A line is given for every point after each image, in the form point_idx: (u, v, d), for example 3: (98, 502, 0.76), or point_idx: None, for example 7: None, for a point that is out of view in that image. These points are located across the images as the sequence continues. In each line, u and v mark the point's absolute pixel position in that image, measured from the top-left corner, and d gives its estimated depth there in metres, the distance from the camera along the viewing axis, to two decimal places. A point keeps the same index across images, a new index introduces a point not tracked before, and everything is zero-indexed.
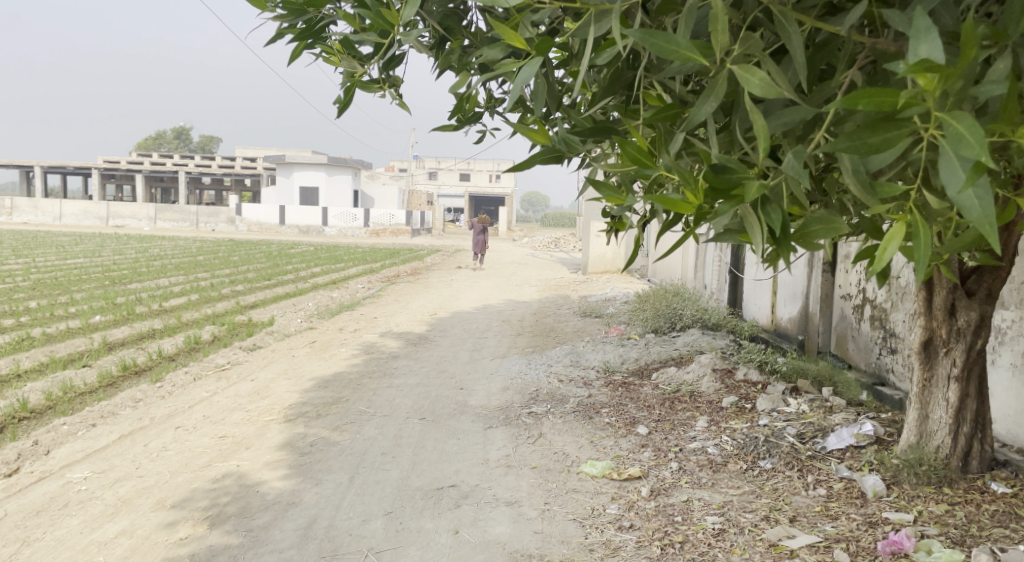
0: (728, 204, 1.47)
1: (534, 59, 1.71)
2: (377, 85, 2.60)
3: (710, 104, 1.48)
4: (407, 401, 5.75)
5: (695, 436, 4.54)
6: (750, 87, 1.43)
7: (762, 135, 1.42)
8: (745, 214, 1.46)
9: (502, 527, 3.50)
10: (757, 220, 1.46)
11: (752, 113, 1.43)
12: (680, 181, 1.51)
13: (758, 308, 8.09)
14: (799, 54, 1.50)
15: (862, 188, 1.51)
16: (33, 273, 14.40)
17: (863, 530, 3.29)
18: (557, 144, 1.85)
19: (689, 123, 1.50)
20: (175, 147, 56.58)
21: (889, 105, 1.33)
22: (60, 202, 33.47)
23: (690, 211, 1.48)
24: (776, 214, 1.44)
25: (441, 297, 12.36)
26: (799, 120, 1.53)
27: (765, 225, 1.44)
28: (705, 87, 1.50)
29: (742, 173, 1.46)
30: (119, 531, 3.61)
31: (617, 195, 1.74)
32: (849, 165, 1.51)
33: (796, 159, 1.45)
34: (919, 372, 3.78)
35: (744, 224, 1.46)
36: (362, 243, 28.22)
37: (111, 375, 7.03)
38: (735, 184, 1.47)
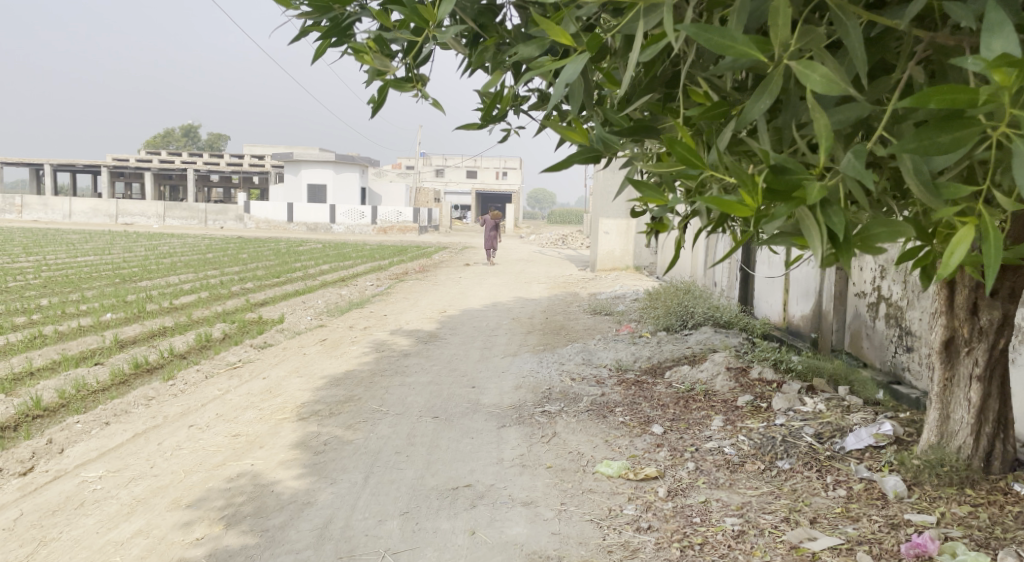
0: (787, 206, 1.42)
1: (579, 57, 1.67)
2: (408, 83, 2.57)
3: (764, 102, 1.46)
4: (419, 399, 5.72)
5: (710, 435, 4.50)
6: (812, 84, 1.39)
7: (825, 133, 1.39)
8: (803, 217, 1.41)
9: (519, 528, 3.48)
10: (816, 222, 1.40)
11: (814, 110, 1.41)
12: (736, 182, 1.43)
13: (770, 305, 8.04)
14: (858, 50, 1.46)
15: (925, 189, 1.47)
16: (44, 271, 14.44)
17: (885, 532, 3.25)
18: (595, 143, 1.82)
19: (742, 123, 1.48)
20: (183, 145, 56.63)
21: (962, 102, 1.31)
22: (69, 200, 33.61)
23: (748, 214, 1.41)
24: (839, 216, 1.39)
25: (450, 295, 12.34)
26: (853, 119, 1.50)
27: (825, 228, 1.38)
28: (758, 86, 1.47)
29: (801, 174, 1.41)
30: (136, 531, 3.60)
31: (659, 196, 1.70)
32: (910, 165, 1.48)
33: (855, 157, 1.40)
34: (940, 372, 3.74)
35: (801, 227, 1.41)
36: (369, 240, 28.21)
37: (123, 373, 7.04)
38: (795, 186, 1.42)
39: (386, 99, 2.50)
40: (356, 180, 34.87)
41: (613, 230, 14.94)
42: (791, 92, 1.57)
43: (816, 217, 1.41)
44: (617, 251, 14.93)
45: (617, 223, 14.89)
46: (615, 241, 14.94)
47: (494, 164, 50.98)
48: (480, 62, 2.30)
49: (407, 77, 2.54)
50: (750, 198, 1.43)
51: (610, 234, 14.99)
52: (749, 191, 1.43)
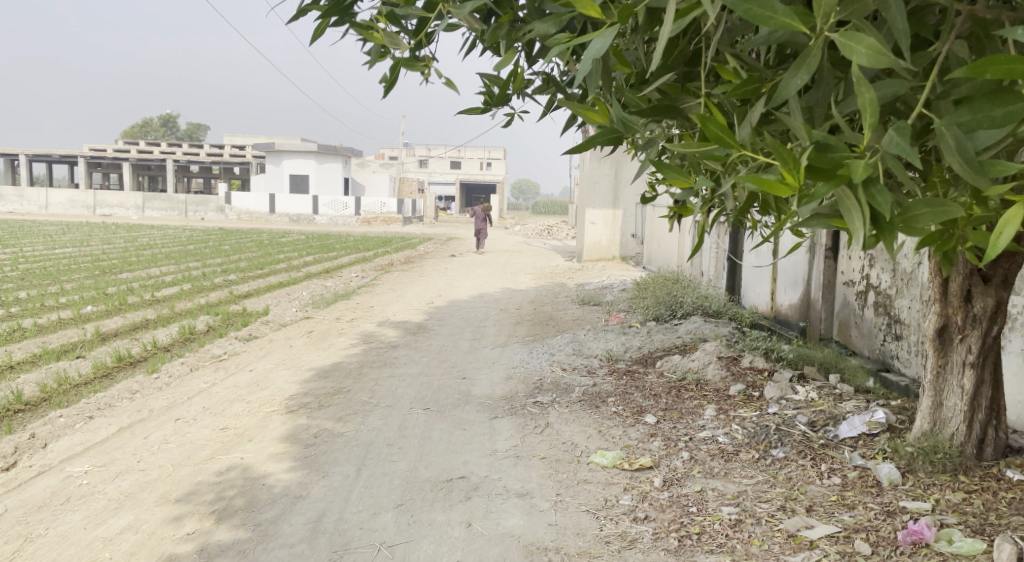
0: (829, 184, 1.37)
1: (606, 30, 1.58)
2: (420, 62, 2.53)
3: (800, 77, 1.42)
4: (410, 391, 5.68)
5: (704, 425, 4.49)
6: (857, 57, 1.36)
7: (869, 107, 1.35)
8: (843, 197, 1.37)
9: (516, 519, 3.45)
10: (857, 202, 1.36)
11: (859, 85, 1.36)
12: (776, 161, 1.40)
13: (758, 294, 8.05)
14: (899, 24, 1.44)
15: (969, 167, 1.41)
16: (22, 263, 14.25)
17: (881, 520, 3.25)
18: (615, 125, 1.77)
19: (778, 98, 1.44)
20: (162, 135, 55.96)
21: (1017, 72, 1.29)
22: (46, 191, 33.21)
23: (788, 192, 1.39)
24: (883, 195, 1.35)
25: (436, 286, 12.29)
26: (891, 95, 1.49)
27: (867, 207, 1.34)
28: (794, 61, 1.44)
29: (843, 152, 1.38)
30: (124, 526, 3.54)
31: (683, 177, 1.69)
32: (951, 142, 1.43)
33: (898, 135, 1.36)
34: (933, 359, 3.73)
35: (841, 208, 1.37)
36: (353, 232, 28.06)
37: (105, 366, 6.94)
38: (837, 164, 1.38)
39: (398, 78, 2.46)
40: (338, 171, 34.63)
41: (599, 220, 14.91)
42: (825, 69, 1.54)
43: (857, 198, 1.36)
44: (603, 242, 14.92)
45: (603, 213, 14.86)
46: (601, 231, 14.92)
47: (477, 155, 50.80)
48: (494, 41, 2.22)
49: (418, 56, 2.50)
50: (792, 176, 1.40)
51: (596, 224, 14.96)
52: (791, 169, 1.40)
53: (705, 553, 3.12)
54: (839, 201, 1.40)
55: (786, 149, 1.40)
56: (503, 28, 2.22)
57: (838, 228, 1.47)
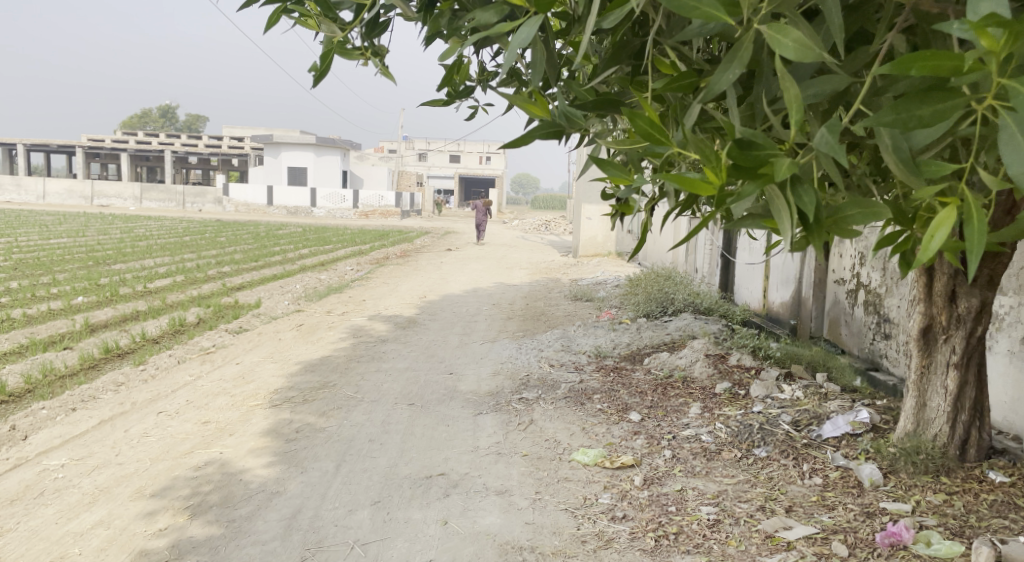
0: (755, 184, 1.32)
1: (532, 18, 1.59)
2: (357, 52, 2.52)
3: (733, 71, 1.38)
4: (396, 386, 5.64)
5: (688, 423, 4.45)
6: (783, 50, 1.31)
7: (795, 103, 1.30)
8: (773, 196, 1.31)
9: (492, 517, 3.42)
10: (786, 202, 1.31)
11: (784, 80, 1.31)
12: (700, 159, 1.38)
13: (750, 292, 8.02)
14: (834, 17, 1.40)
15: (904, 167, 1.40)
16: (16, 252, 14.18)
17: (860, 521, 3.22)
18: (557, 119, 1.72)
19: (710, 94, 1.41)
20: (161, 126, 55.84)
21: (946, 69, 1.24)
22: (43, 181, 33.12)
23: (712, 192, 1.36)
24: (810, 196, 1.29)
25: (431, 280, 12.25)
26: (829, 91, 1.44)
27: (797, 209, 1.29)
28: (727, 53, 1.40)
29: (770, 149, 1.31)
30: (96, 522, 3.50)
31: (623, 174, 1.67)
32: (888, 141, 1.41)
33: (829, 132, 1.31)
34: (917, 359, 3.70)
35: (770, 208, 1.31)
36: (351, 225, 28.00)
37: (92, 358, 6.90)
38: (763, 162, 1.32)
39: (330, 66, 2.36)
40: (337, 164, 34.55)
41: (596, 215, 14.90)
42: (765, 63, 1.51)
43: (786, 197, 1.31)
44: (599, 237, 14.90)
45: (600, 209, 14.84)
46: (597, 227, 14.90)
47: (477, 148, 50.72)
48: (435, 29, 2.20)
49: (356, 46, 2.48)
50: (714, 174, 1.37)
51: (592, 219, 14.95)
52: (713, 166, 1.37)
53: (682, 554, 3.08)
54: (769, 201, 1.34)
55: (710, 147, 1.38)
56: (444, 17, 2.19)
57: (771, 228, 1.43)
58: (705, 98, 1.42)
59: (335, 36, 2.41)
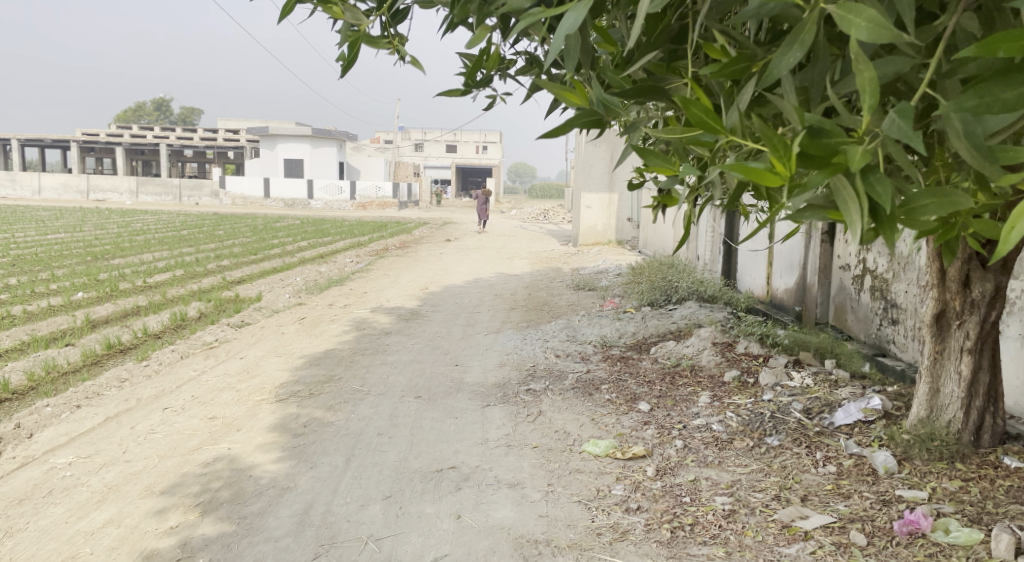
0: (822, 173, 1.28)
1: (581, 2, 1.52)
2: (383, 40, 2.46)
3: (795, 55, 1.36)
4: (401, 378, 5.61)
5: (698, 412, 4.43)
6: (857, 31, 1.28)
7: (869, 86, 1.26)
8: (838, 186, 1.29)
9: (506, 510, 3.39)
10: (855, 192, 1.27)
11: (857, 62, 1.28)
12: (767, 148, 1.29)
13: (754, 279, 7.99)
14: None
15: (977, 153, 1.35)
16: (14, 248, 14.13)
17: (877, 509, 3.20)
18: (595, 107, 1.69)
19: (769, 79, 1.38)
20: (155, 119, 55.61)
21: None
22: (38, 176, 32.98)
23: (781, 183, 1.28)
24: (885, 185, 1.26)
25: (431, 271, 12.20)
26: (893, 73, 1.41)
27: (866, 198, 1.25)
28: (788, 36, 1.37)
29: (841, 137, 1.28)
30: (107, 520, 3.48)
31: (668, 165, 1.63)
32: (959, 126, 1.36)
33: (901, 117, 1.26)
34: (930, 345, 3.67)
35: (836, 198, 1.28)
36: (349, 216, 27.92)
37: (94, 354, 6.87)
38: (834, 150, 1.29)
39: (358, 55, 2.29)
40: (333, 155, 34.45)
41: (595, 204, 14.84)
42: (819, 47, 1.49)
43: (854, 186, 1.28)
44: (598, 226, 14.86)
45: (599, 197, 14.78)
46: (597, 215, 14.86)
47: (473, 138, 50.58)
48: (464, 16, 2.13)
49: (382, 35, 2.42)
50: (782, 164, 1.28)
51: (592, 208, 14.90)
52: (781, 156, 1.29)
53: (699, 545, 3.06)
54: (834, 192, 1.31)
55: (775, 134, 1.29)
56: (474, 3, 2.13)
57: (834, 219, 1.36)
58: (763, 83, 1.40)
59: (361, 24, 2.35)
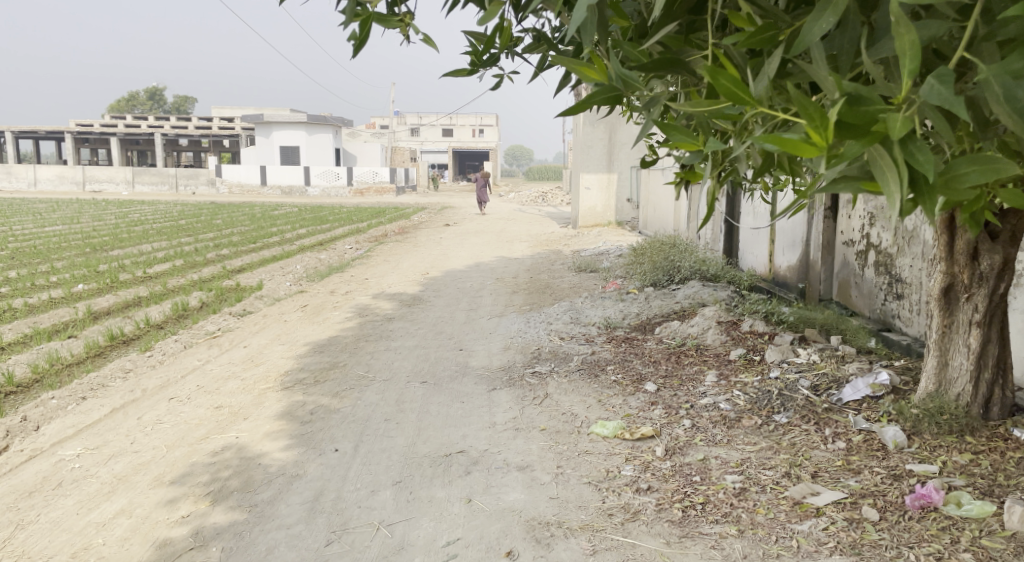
0: (860, 142, 1.25)
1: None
2: (397, 19, 2.45)
3: (827, 20, 1.35)
4: (406, 364, 5.60)
5: (705, 391, 4.42)
6: None
7: (910, 49, 1.23)
8: (875, 155, 1.25)
9: (516, 493, 3.39)
10: (893, 161, 1.24)
11: (898, 25, 1.25)
12: (802, 118, 1.27)
13: (756, 256, 7.96)
14: None
15: (1018, 117, 1.29)
16: (12, 241, 14.11)
17: (888, 484, 3.20)
18: (615, 82, 1.66)
19: (800, 46, 1.36)
20: (151, 109, 55.48)
21: None
22: (34, 168, 32.89)
23: (819, 153, 1.26)
24: (925, 153, 1.22)
25: (431, 256, 12.17)
26: (927, 38, 1.38)
27: (904, 167, 1.22)
28: (819, 2, 1.36)
29: (879, 105, 1.25)
30: (118, 511, 3.48)
31: (689, 139, 1.61)
32: (998, 90, 1.31)
33: (939, 83, 1.23)
34: (938, 318, 3.67)
35: (873, 167, 1.25)
36: (346, 203, 27.80)
37: (98, 346, 6.86)
38: (872, 118, 1.25)
39: (368, 34, 2.27)
40: (329, 142, 34.32)
41: (594, 185, 14.78)
42: (850, 13, 1.47)
43: (893, 155, 1.24)
44: (598, 207, 14.81)
45: (598, 178, 14.72)
46: (596, 197, 14.81)
47: (469, 121, 50.36)
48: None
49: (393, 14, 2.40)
50: (819, 135, 1.27)
51: (591, 189, 14.84)
52: (817, 126, 1.27)
53: (710, 523, 3.06)
54: (870, 162, 1.27)
55: (812, 104, 1.27)
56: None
57: (870, 190, 1.33)
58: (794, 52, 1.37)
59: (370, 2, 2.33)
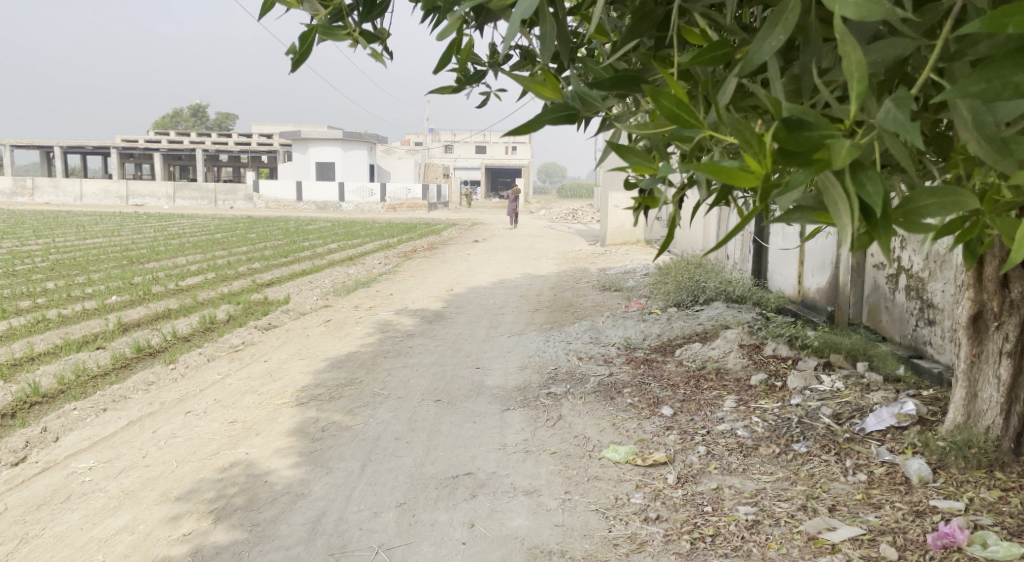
0: (806, 172, 1.13)
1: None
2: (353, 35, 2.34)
3: (777, 37, 1.26)
4: (422, 382, 5.55)
5: (723, 417, 4.29)
6: (843, 8, 1.14)
7: (857, 71, 1.11)
8: (827, 185, 1.13)
9: (521, 519, 3.31)
10: (844, 192, 1.12)
11: (843, 45, 1.14)
12: (739, 144, 1.17)
13: (785, 278, 7.79)
14: None
15: (990, 146, 1.21)
16: (53, 253, 14.39)
17: (909, 521, 3.05)
18: (569, 100, 1.60)
19: (748, 64, 1.26)
20: (193, 125, 56.64)
21: None
22: (80, 182, 33.64)
23: (755, 182, 1.15)
24: (876, 183, 1.10)
25: (458, 272, 12.14)
26: (893, 57, 1.27)
27: (856, 199, 1.10)
28: (767, 19, 1.28)
29: (826, 130, 1.13)
30: (121, 527, 3.46)
31: (647, 162, 1.53)
32: (967, 114, 1.21)
33: (896, 107, 1.14)
34: (966, 348, 3.52)
35: (825, 198, 1.13)
36: (379, 218, 28.01)
37: (124, 357, 6.91)
38: (817, 144, 1.13)
39: (311, 45, 2.10)
40: (364, 158, 34.69)
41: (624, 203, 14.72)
42: (812, 30, 1.37)
43: (843, 185, 1.12)
44: (627, 225, 14.73)
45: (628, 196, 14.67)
46: (625, 215, 14.73)
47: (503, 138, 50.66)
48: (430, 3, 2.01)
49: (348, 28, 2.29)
50: (757, 161, 1.16)
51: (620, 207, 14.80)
52: (755, 152, 1.16)
53: (720, 557, 2.94)
54: (821, 191, 1.16)
55: (749, 130, 1.17)
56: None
57: (824, 223, 1.23)
58: (742, 70, 1.26)
59: (321, 14, 2.22)
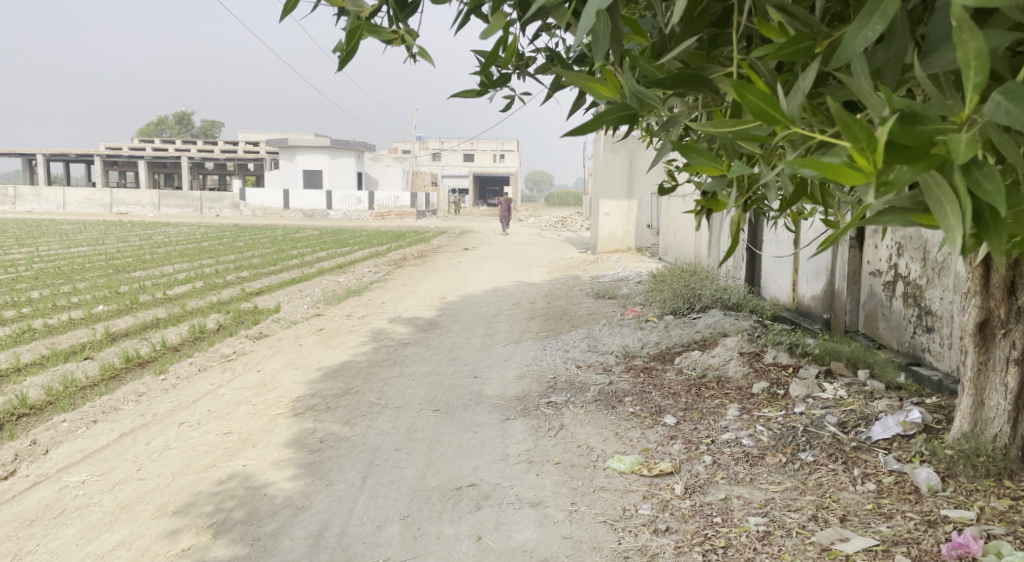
0: (915, 167, 1.14)
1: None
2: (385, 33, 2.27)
3: (873, 28, 1.26)
4: (419, 391, 5.48)
5: (726, 426, 4.25)
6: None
7: (975, 59, 1.13)
8: (929, 184, 1.16)
9: (528, 532, 3.25)
10: (953, 191, 1.14)
11: (960, 32, 1.14)
12: (845, 137, 1.14)
13: (779, 285, 7.79)
14: None
15: None
16: (36, 262, 14.21)
17: (922, 531, 3.02)
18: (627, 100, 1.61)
19: (844, 54, 1.27)
20: (178, 133, 56.32)
21: None
22: (63, 191, 33.34)
23: (864, 179, 1.14)
24: (992, 181, 1.12)
25: (450, 280, 12.08)
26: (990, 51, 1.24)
27: (965, 197, 1.12)
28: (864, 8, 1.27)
29: (939, 124, 1.14)
30: (117, 543, 3.37)
31: (714, 163, 1.51)
32: None
33: (1007, 99, 1.13)
34: (973, 355, 3.51)
35: (929, 198, 1.16)
36: (367, 226, 27.90)
37: (113, 368, 6.80)
38: (930, 139, 1.14)
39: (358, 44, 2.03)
40: (352, 166, 34.57)
41: (614, 211, 14.73)
42: (897, 23, 1.36)
43: (952, 183, 1.15)
44: (618, 233, 14.72)
45: (618, 203, 14.68)
46: (615, 222, 14.72)
47: (490, 146, 50.66)
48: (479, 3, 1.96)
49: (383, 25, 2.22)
50: (865, 158, 1.14)
51: (610, 215, 14.77)
52: (863, 148, 1.14)
53: None
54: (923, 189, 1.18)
55: (856, 122, 1.14)
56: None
57: (922, 223, 1.25)
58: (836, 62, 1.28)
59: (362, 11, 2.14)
